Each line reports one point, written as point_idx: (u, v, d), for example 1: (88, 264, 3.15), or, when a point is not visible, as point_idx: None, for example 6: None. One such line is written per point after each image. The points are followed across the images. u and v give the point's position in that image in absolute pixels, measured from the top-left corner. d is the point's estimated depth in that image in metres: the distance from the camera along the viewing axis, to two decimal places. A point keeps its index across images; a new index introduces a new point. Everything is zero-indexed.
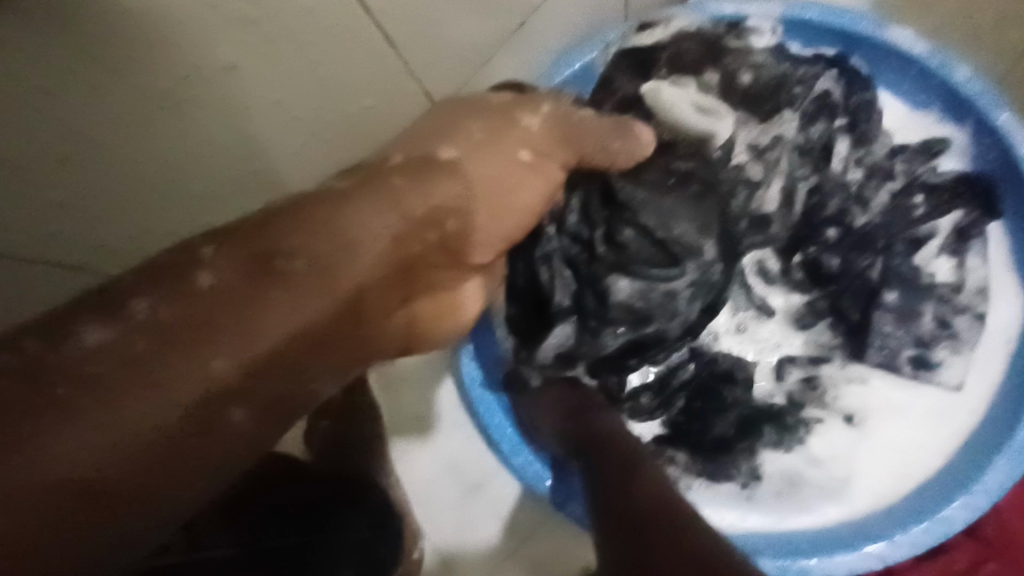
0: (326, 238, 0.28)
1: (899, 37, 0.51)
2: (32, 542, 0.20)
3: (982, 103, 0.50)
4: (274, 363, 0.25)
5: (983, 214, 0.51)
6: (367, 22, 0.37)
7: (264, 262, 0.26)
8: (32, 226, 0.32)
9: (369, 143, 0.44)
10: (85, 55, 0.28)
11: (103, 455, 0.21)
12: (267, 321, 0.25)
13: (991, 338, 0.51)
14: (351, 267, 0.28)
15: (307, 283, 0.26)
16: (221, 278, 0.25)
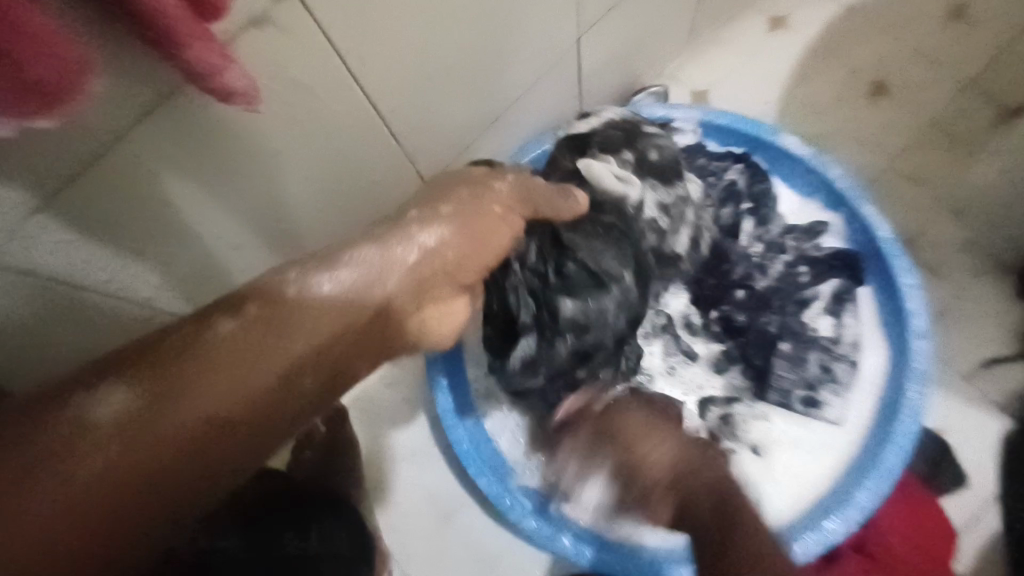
0: (369, 262, 0.35)
1: (788, 142, 0.67)
2: (172, 476, 0.27)
3: (851, 196, 0.65)
4: (336, 349, 0.32)
5: (853, 282, 0.65)
6: (375, 118, 0.48)
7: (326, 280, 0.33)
8: (100, 264, 0.40)
9: (368, 207, 0.56)
10: (187, 147, 0.36)
11: (219, 417, 0.28)
12: (331, 319, 0.32)
13: (863, 382, 0.64)
14: (388, 282, 0.35)
15: (357, 293, 0.33)
16: (304, 289, 0.33)
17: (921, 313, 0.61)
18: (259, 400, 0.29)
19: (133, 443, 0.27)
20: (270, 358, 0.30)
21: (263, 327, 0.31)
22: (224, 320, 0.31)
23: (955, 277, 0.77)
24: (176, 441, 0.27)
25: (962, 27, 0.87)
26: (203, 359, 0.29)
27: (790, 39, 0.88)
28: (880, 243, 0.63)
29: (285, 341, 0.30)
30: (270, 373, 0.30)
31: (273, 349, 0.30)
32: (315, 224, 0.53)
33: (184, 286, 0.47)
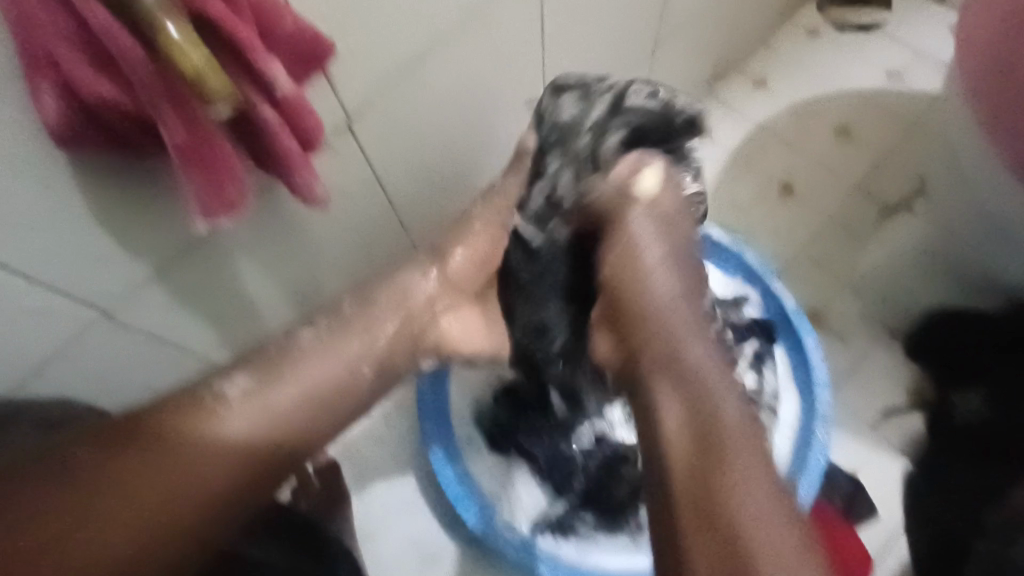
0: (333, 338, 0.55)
1: (712, 232, 0.84)
2: (204, 497, 0.46)
3: (763, 275, 0.82)
4: (308, 402, 0.52)
5: (767, 342, 0.80)
6: (390, 211, 0.62)
7: (306, 348, 0.54)
8: (177, 325, 0.50)
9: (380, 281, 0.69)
10: (259, 232, 0.49)
11: (233, 452, 0.48)
12: (303, 379, 0.53)
13: (782, 425, 0.76)
14: (344, 350, 0.55)
15: (321, 357, 0.54)
16: (290, 358, 0.53)
17: (822, 367, 0.77)
18: (326, 385, 0.54)
19: (251, 416, 0.49)
20: (333, 359, 0.55)
21: (333, 334, 0.56)
22: (303, 335, 0.55)
23: (856, 341, 0.94)
24: (280, 414, 0.51)
25: (849, 142, 1.10)
26: (289, 366, 0.53)
27: (714, 149, 1.11)
28: (789, 313, 0.80)
29: (349, 341, 0.56)
30: (334, 370, 0.54)
31: (335, 354, 0.55)
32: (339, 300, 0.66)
33: (239, 347, 0.59)
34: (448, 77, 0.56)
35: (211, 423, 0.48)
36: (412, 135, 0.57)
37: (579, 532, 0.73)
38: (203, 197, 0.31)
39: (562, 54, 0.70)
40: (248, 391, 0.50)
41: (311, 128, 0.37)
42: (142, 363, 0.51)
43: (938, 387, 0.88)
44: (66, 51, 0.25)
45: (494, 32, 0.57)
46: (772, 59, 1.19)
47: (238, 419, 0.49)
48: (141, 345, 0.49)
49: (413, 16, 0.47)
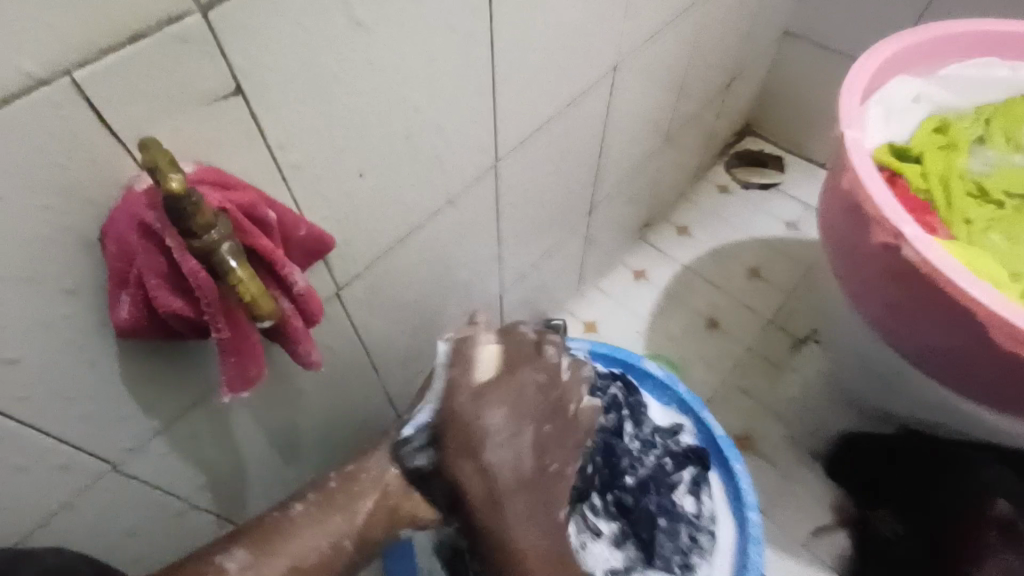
0: (321, 511, 0.51)
1: (649, 366, 0.96)
2: None
3: (695, 406, 0.92)
4: None
5: (702, 468, 0.88)
6: (365, 359, 0.71)
7: (294, 521, 0.50)
8: (169, 472, 0.55)
9: (353, 418, 0.76)
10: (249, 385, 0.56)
11: None
12: (279, 555, 0.48)
13: (721, 547, 0.84)
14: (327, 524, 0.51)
15: (302, 529, 0.50)
16: (276, 529, 0.50)
17: (751, 490, 0.85)
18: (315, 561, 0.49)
19: None
20: (322, 531, 0.50)
21: (318, 513, 0.51)
22: (291, 510, 0.51)
23: (784, 463, 1.05)
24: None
25: (762, 282, 1.28)
26: (282, 539, 0.49)
27: (648, 288, 1.28)
28: (718, 439, 0.89)
29: (329, 520, 0.51)
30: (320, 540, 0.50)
31: (320, 529, 0.50)
32: (312, 441, 0.72)
33: (224, 493, 0.64)
34: (420, 251, 0.67)
35: None
36: (388, 298, 0.68)
37: None
38: (232, 374, 0.39)
39: (514, 224, 0.84)
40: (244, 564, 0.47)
41: (317, 316, 0.45)
42: (140, 515, 0.56)
43: (858, 507, 0.98)
44: (154, 281, 0.34)
45: (458, 215, 0.70)
46: (691, 211, 1.40)
47: None
48: (142, 496, 0.55)
49: (396, 212, 0.60)
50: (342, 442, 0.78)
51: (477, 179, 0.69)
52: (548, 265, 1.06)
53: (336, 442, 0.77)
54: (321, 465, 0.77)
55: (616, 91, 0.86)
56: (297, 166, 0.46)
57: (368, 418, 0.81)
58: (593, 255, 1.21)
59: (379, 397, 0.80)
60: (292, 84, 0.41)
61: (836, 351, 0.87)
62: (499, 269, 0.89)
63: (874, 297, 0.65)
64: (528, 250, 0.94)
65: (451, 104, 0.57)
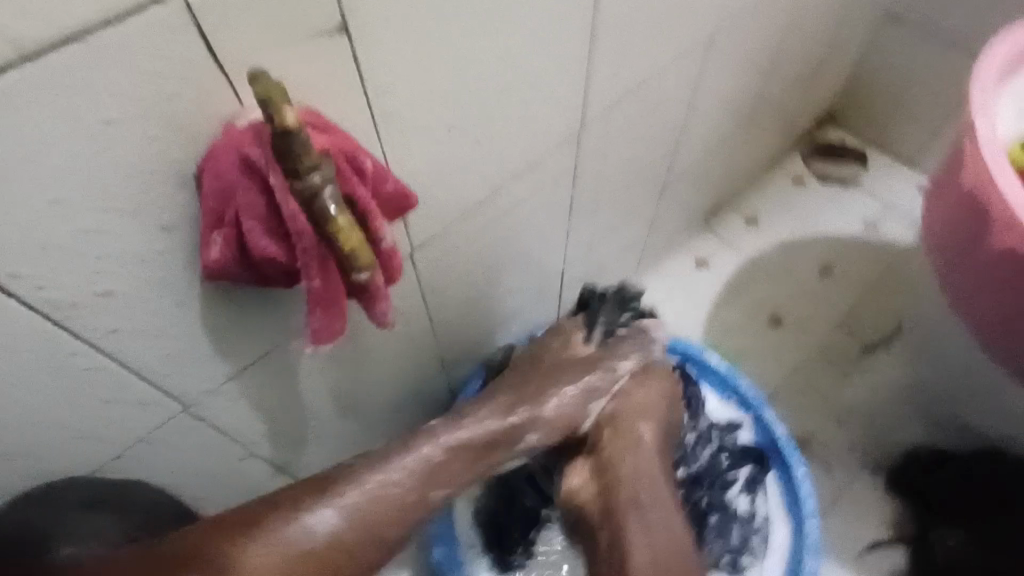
0: (370, 494, 0.51)
1: (711, 357, 0.92)
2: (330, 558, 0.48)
3: (758, 405, 0.88)
4: (334, 542, 0.48)
5: (760, 469, 0.85)
6: (427, 322, 0.71)
7: (374, 467, 0.53)
8: (234, 416, 0.56)
9: (407, 378, 0.76)
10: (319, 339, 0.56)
11: (307, 554, 0.47)
12: (348, 510, 0.49)
13: (774, 552, 0.81)
14: (381, 496, 0.51)
15: (372, 478, 0.52)
16: (379, 466, 0.53)
17: (811, 497, 0.80)
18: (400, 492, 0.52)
19: (304, 534, 0.47)
20: (392, 484, 0.52)
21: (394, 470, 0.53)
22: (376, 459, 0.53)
23: (842, 470, 1.00)
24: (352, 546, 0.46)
25: (833, 282, 1.21)
26: (365, 479, 0.52)
27: (710, 278, 1.23)
28: (779, 441, 0.85)
29: (400, 476, 0.53)
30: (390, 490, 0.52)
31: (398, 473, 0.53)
32: (366, 399, 0.72)
33: (281, 441, 0.65)
34: (493, 217, 0.65)
35: (268, 529, 0.47)
36: (458, 261, 0.66)
37: None
38: (317, 327, 0.38)
39: (586, 198, 0.81)
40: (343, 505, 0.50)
41: (397, 274, 0.43)
42: (204, 455, 0.57)
43: (918, 524, 0.93)
44: (252, 223, 0.33)
45: (533, 183, 0.67)
46: (761, 200, 1.33)
47: (298, 530, 0.47)
48: (208, 437, 0.55)
49: (476, 174, 0.57)
50: (394, 402, 0.78)
51: (559, 146, 0.65)
52: (611, 243, 1.02)
53: (389, 402, 0.77)
54: (372, 424, 0.77)
55: (706, 66, 0.81)
56: (390, 117, 0.44)
57: (422, 381, 0.80)
58: (656, 237, 1.17)
59: (434, 362, 0.79)
60: (397, 27, 0.39)
61: (917, 361, 0.81)
62: (565, 243, 0.86)
63: (984, 307, 0.60)
64: (595, 226, 0.91)
65: (544, 67, 0.53)
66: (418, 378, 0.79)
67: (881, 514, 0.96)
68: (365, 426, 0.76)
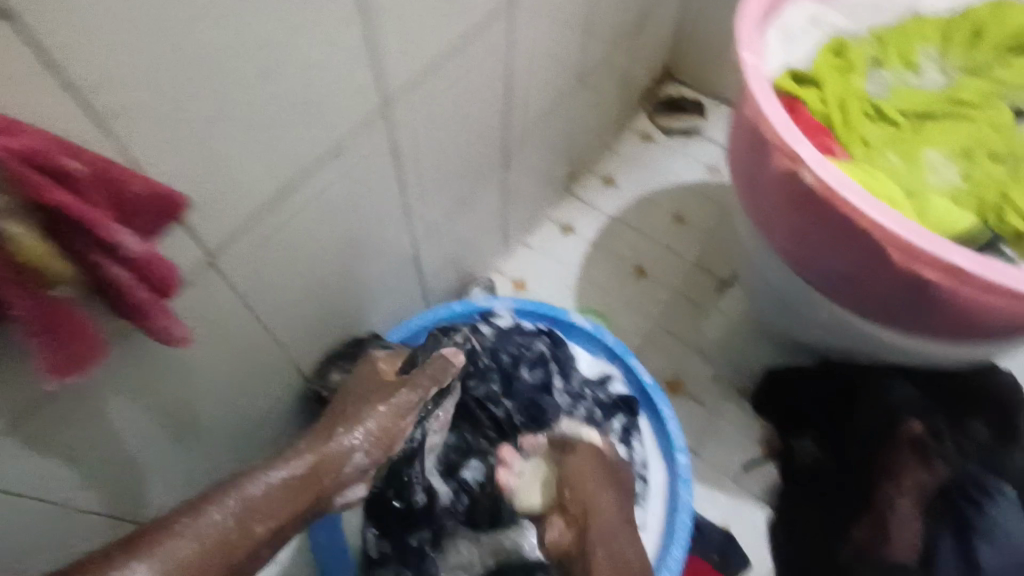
0: (216, 526, 0.46)
1: (575, 318, 0.95)
2: None
3: (622, 354, 0.92)
4: None
5: (631, 414, 0.88)
6: (262, 330, 0.67)
7: (223, 492, 0.49)
8: (34, 469, 0.51)
9: (253, 389, 0.73)
10: (124, 369, 0.52)
11: None
12: (183, 543, 0.44)
13: (654, 491, 0.83)
14: (218, 526, 0.46)
15: (220, 505, 0.48)
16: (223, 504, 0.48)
17: (678, 432, 0.85)
18: (224, 533, 0.46)
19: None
20: (220, 516, 0.47)
21: (230, 500, 0.48)
22: (209, 500, 0.48)
23: (711, 402, 1.07)
24: None
25: (685, 229, 1.28)
26: (189, 523, 0.45)
27: (575, 241, 1.27)
28: (647, 385, 0.89)
29: (241, 504, 0.48)
30: (219, 526, 0.46)
31: (224, 513, 0.47)
32: (209, 415, 0.68)
33: (113, 482, 0.60)
34: (305, 210, 0.62)
35: None
36: (280, 259, 0.63)
37: None
38: (45, 356, 0.37)
39: (418, 177, 0.79)
40: (158, 555, 0.43)
41: (172, 284, 0.41)
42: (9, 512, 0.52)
43: (781, 437, 1.00)
44: None
45: (345, 168, 0.64)
46: (614, 160, 1.38)
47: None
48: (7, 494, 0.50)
49: (266, 167, 0.54)
50: (242, 414, 0.74)
51: (364, 125, 0.63)
52: (466, 221, 1.02)
53: (237, 413, 0.73)
54: (221, 439, 0.73)
55: (517, 30, 0.81)
56: (115, 110, 0.40)
57: (273, 388, 0.77)
58: (517, 208, 1.18)
59: (282, 366, 0.76)
60: (83, 7, 0.34)
61: (753, 288, 0.87)
62: (407, 226, 0.85)
63: (782, 229, 0.64)
64: (440, 205, 0.90)
65: (313, 42, 0.50)
66: (267, 385, 0.75)
67: (750, 438, 1.02)
68: (214, 442, 0.72)
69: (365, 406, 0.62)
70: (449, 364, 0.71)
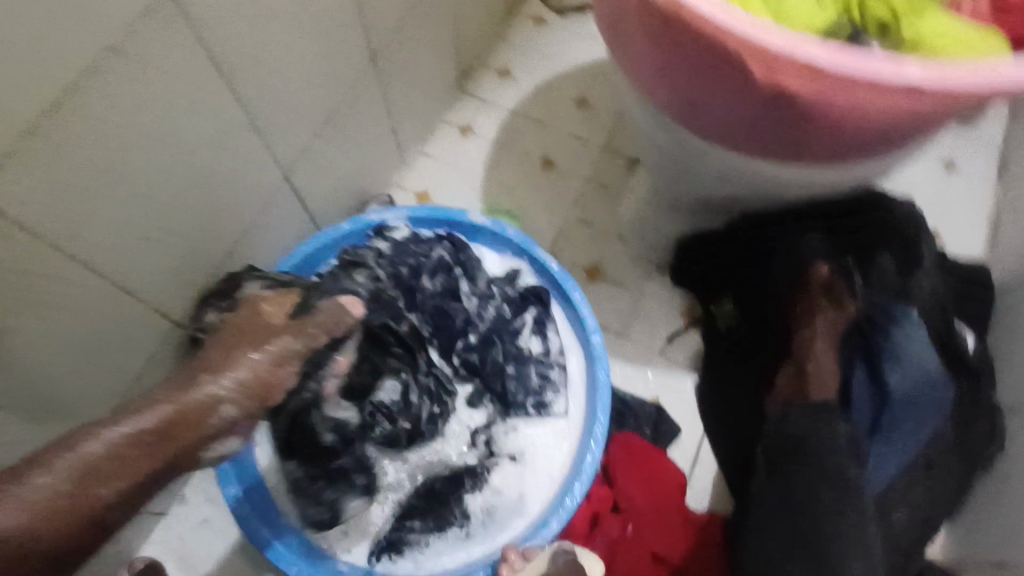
0: (48, 490, 0.39)
1: (474, 217, 0.89)
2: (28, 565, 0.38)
3: (528, 246, 0.87)
4: (23, 554, 0.38)
5: (543, 306, 0.84)
6: (92, 275, 0.61)
7: (60, 445, 0.41)
8: None
9: (99, 338, 0.67)
10: None
11: None
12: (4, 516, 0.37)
13: (574, 378, 0.82)
14: (48, 492, 0.38)
15: (55, 463, 0.40)
16: (56, 466, 0.39)
17: (590, 315, 0.82)
18: (57, 498, 0.39)
19: None
20: (53, 480, 0.39)
21: (66, 456, 0.40)
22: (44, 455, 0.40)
23: (632, 282, 1.04)
24: None
25: (591, 113, 1.21)
26: (11, 488, 0.38)
27: (476, 142, 1.19)
28: (555, 274, 0.85)
29: (80, 459, 0.40)
30: (53, 491, 0.39)
31: (59, 472, 0.39)
32: (46, 364, 0.63)
33: None
34: (97, 132, 0.53)
35: None
36: (84, 192, 0.55)
37: (353, 527, 0.76)
38: None
39: (254, 83, 0.69)
40: None
41: None
42: None
43: (700, 302, 0.99)
44: None
45: (141, 75, 0.55)
46: (508, 52, 1.27)
47: None
48: None
49: (11, 78, 0.45)
50: (97, 363, 0.69)
51: (146, 19, 0.52)
52: (342, 132, 0.92)
53: (90, 363, 0.67)
54: (79, 391, 0.68)
55: None
56: None
57: (136, 335, 0.71)
58: (404, 114, 1.08)
59: (137, 310, 0.69)
60: None
61: (649, 155, 0.83)
62: (261, 142, 0.75)
63: (652, 65, 0.58)
64: (300, 116, 0.81)
65: None
66: (124, 333, 0.69)
67: (674, 310, 1.01)
68: (68, 392, 0.68)
69: (235, 350, 0.51)
70: (347, 314, 0.61)
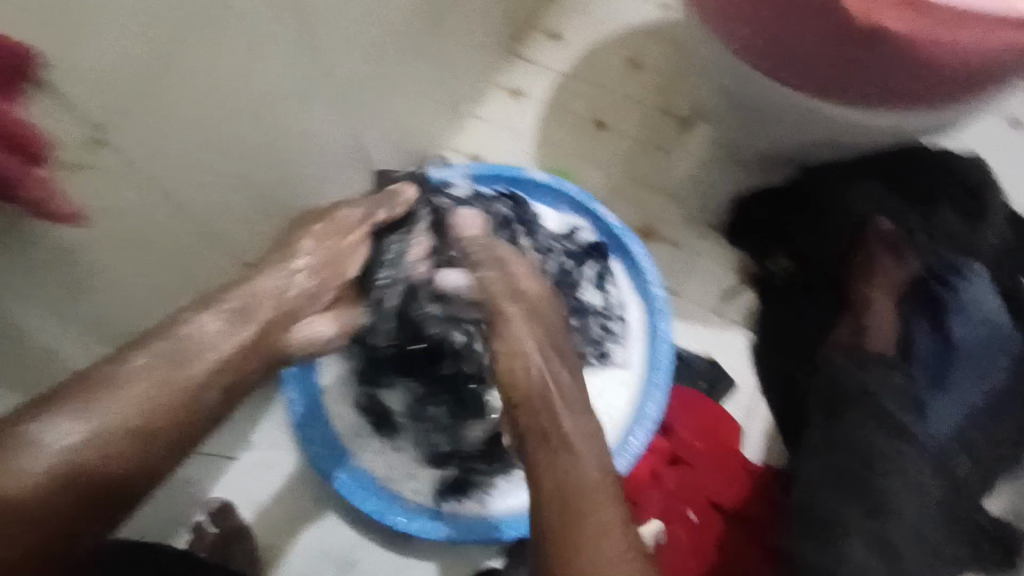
0: (131, 401, 0.47)
1: (534, 174, 0.89)
2: (129, 471, 0.47)
3: (588, 203, 0.88)
4: (124, 460, 0.47)
5: (602, 260, 0.86)
6: (180, 217, 0.64)
7: (131, 360, 0.49)
8: None
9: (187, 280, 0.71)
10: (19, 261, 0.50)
11: (81, 481, 0.45)
12: (103, 425, 0.46)
13: (634, 329, 0.84)
14: (131, 401, 0.47)
15: (136, 378, 0.48)
16: (136, 379, 0.48)
17: (652, 268, 0.84)
18: (143, 405, 0.48)
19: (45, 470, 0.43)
20: (138, 388, 0.48)
21: (150, 364, 0.49)
22: (120, 361, 0.49)
23: (687, 243, 1.04)
24: (94, 471, 0.45)
25: (642, 75, 1.20)
26: (97, 396, 0.46)
27: (528, 105, 1.19)
28: (615, 229, 0.86)
29: (163, 367, 0.50)
30: (139, 397, 0.48)
31: (140, 381, 0.48)
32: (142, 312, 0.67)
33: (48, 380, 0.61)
34: None
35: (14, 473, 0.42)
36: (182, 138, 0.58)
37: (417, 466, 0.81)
38: None
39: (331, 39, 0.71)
40: (67, 437, 0.44)
41: None
42: None
43: (756, 259, 0.99)
44: None
45: None
46: (559, 12, 1.25)
47: (38, 470, 0.43)
48: None
49: None
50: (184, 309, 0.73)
51: None
52: (406, 92, 0.93)
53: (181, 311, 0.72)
54: None
55: None
56: None
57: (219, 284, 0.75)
58: (458, 76, 1.08)
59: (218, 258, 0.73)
60: None
61: (714, 108, 0.84)
62: None
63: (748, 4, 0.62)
64: (369, 73, 0.82)
65: None
66: (208, 282, 0.73)
67: (730, 270, 1.01)
68: None
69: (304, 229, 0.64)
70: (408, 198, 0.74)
